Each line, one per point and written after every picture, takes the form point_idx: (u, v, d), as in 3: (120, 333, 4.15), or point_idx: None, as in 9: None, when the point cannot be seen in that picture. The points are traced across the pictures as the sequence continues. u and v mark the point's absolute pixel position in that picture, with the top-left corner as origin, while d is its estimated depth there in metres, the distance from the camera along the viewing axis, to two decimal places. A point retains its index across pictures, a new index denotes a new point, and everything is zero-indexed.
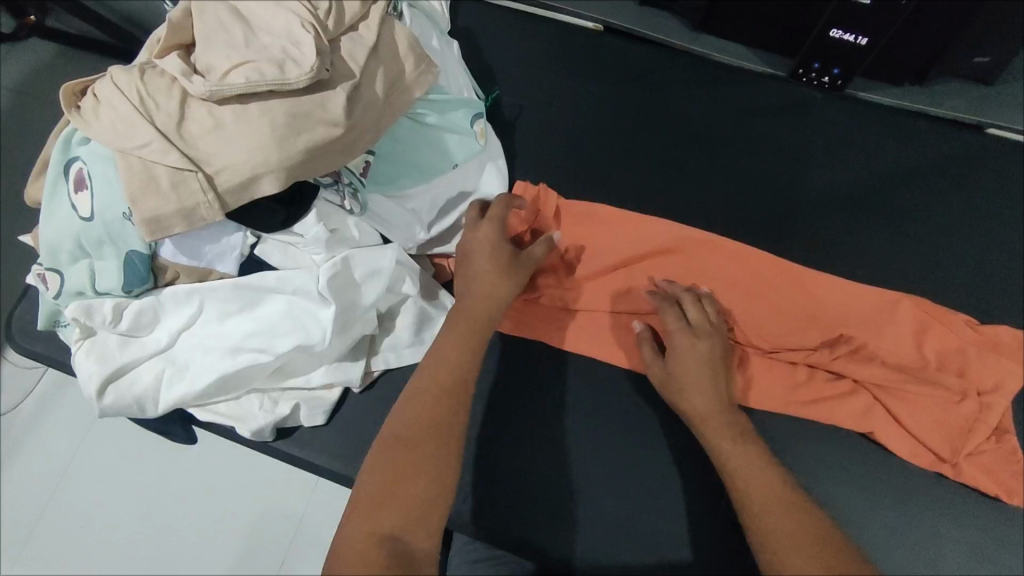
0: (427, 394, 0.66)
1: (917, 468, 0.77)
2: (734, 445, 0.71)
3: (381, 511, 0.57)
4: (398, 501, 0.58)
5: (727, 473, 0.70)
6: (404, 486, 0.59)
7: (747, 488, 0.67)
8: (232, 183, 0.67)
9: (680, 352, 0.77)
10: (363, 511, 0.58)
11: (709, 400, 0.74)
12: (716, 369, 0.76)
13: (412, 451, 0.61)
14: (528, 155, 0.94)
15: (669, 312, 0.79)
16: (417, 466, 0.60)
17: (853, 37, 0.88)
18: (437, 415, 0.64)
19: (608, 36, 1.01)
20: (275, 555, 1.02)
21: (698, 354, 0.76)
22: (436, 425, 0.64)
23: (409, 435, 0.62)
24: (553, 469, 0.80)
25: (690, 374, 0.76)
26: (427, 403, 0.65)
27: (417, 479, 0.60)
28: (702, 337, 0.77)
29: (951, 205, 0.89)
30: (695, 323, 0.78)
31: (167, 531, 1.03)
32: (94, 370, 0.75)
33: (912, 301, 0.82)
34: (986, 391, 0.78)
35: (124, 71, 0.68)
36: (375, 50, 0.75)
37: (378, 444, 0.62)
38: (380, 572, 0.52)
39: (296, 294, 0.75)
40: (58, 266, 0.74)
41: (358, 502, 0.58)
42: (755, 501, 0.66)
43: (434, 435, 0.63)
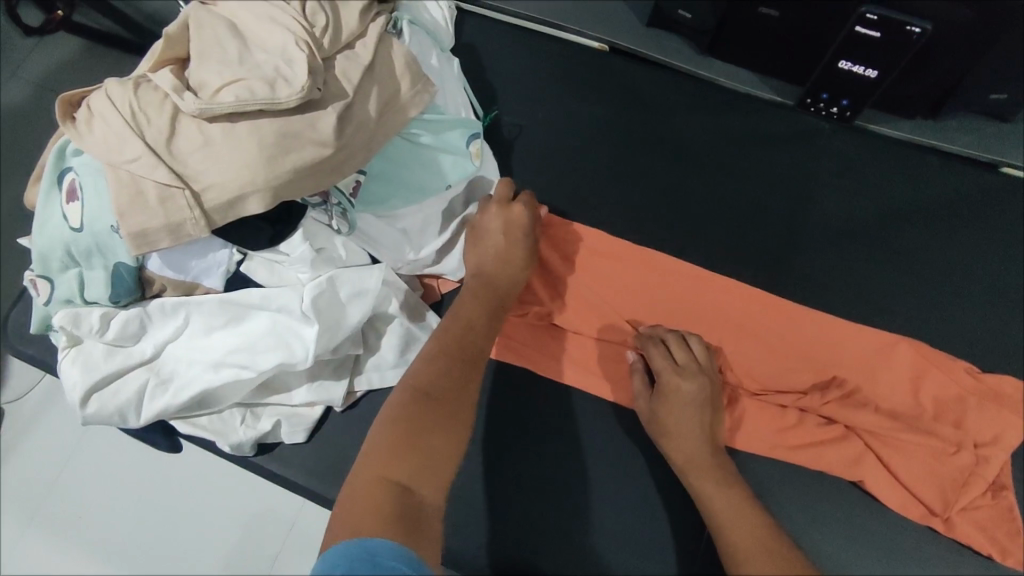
0: (448, 366, 0.68)
1: (908, 520, 0.75)
2: (711, 476, 0.71)
3: (398, 461, 0.58)
4: (415, 452, 0.59)
5: (702, 498, 0.71)
6: (426, 442, 0.60)
7: (719, 513, 0.68)
8: (219, 202, 0.67)
9: (666, 393, 0.75)
10: (378, 460, 0.58)
11: (696, 443, 0.73)
12: (702, 409, 0.74)
13: (430, 410, 0.63)
14: (524, 177, 0.93)
15: (654, 351, 0.78)
16: (434, 426, 0.62)
17: (862, 69, 0.86)
18: (457, 385, 0.67)
19: (612, 57, 0.99)
20: (262, 566, 1.03)
21: (684, 396, 0.74)
22: (456, 393, 0.66)
23: (430, 398, 0.64)
24: (531, 498, 0.80)
25: (674, 415, 0.74)
26: (448, 374, 0.67)
27: (437, 439, 0.61)
28: (688, 378, 0.75)
29: (959, 247, 0.87)
30: (683, 363, 0.77)
31: (154, 536, 1.04)
32: (78, 378, 0.75)
33: (910, 344, 0.80)
34: (984, 443, 0.76)
35: (118, 83, 0.68)
36: (370, 69, 0.74)
37: (393, 402, 0.63)
38: (389, 515, 0.53)
39: (280, 312, 0.75)
40: (49, 273, 0.75)
41: (372, 454, 0.59)
42: (729, 528, 0.67)
43: (449, 404, 0.64)
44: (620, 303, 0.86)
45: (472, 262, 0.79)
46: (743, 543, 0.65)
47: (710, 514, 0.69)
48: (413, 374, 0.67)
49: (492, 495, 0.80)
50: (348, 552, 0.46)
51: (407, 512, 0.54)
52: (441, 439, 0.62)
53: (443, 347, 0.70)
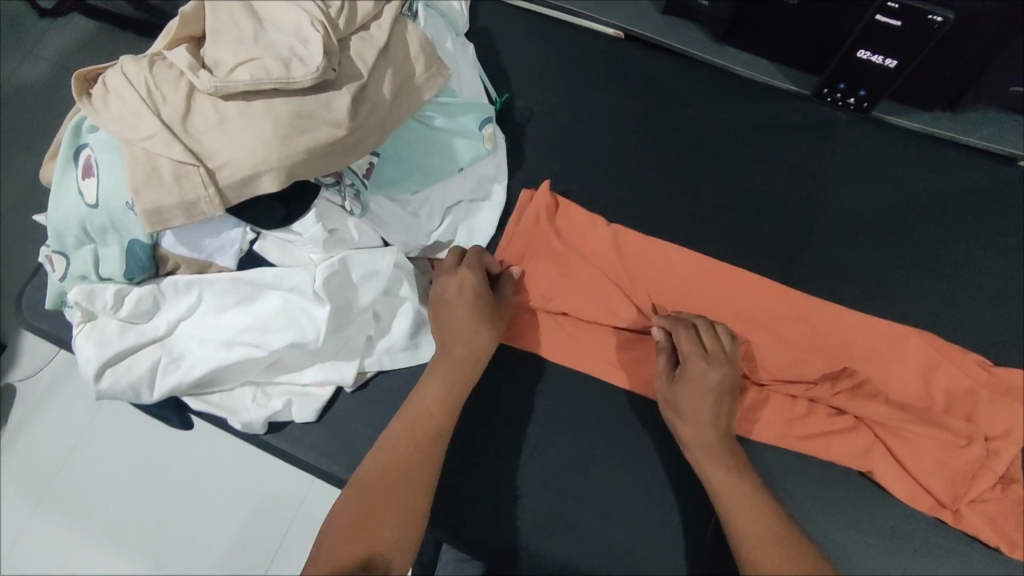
0: (406, 447, 0.69)
1: (916, 512, 0.75)
2: (721, 463, 0.71)
3: (353, 549, 0.62)
4: (369, 540, 0.63)
5: (712, 485, 0.71)
6: (377, 530, 0.63)
7: (727, 502, 0.68)
8: (233, 179, 0.67)
9: (690, 378, 0.74)
10: (337, 547, 0.62)
11: (710, 430, 0.72)
12: (723, 397, 0.74)
13: (388, 496, 0.66)
14: (535, 162, 0.93)
15: (684, 334, 0.77)
16: (388, 512, 0.65)
17: (881, 59, 0.85)
18: (409, 470, 0.68)
19: (627, 44, 0.99)
20: (261, 559, 1.05)
21: (708, 382, 0.73)
22: (414, 474, 0.68)
23: (385, 482, 0.67)
24: (539, 482, 0.80)
25: (694, 402, 0.73)
26: (401, 458, 0.69)
27: (388, 524, 0.64)
28: (714, 365, 0.74)
29: (973, 240, 0.86)
30: (710, 349, 0.75)
31: (165, 517, 1.06)
32: (92, 354, 0.76)
33: (921, 337, 0.79)
34: (994, 435, 0.75)
35: (134, 60, 0.69)
36: (385, 50, 0.74)
37: (355, 486, 0.67)
38: None
39: (292, 291, 0.75)
40: (65, 249, 0.76)
41: (330, 541, 0.63)
42: (737, 517, 0.67)
43: (407, 486, 0.67)
44: (611, 291, 0.84)
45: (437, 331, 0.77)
46: (753, 544, 0.65)
47: (718, 501, 0.70)
48: (377, 454, 0.70)
49: (500, 480, 0.80)
50: None
51: None
52: (395, 524, 0.65)
53: (403, 430, 0.71)
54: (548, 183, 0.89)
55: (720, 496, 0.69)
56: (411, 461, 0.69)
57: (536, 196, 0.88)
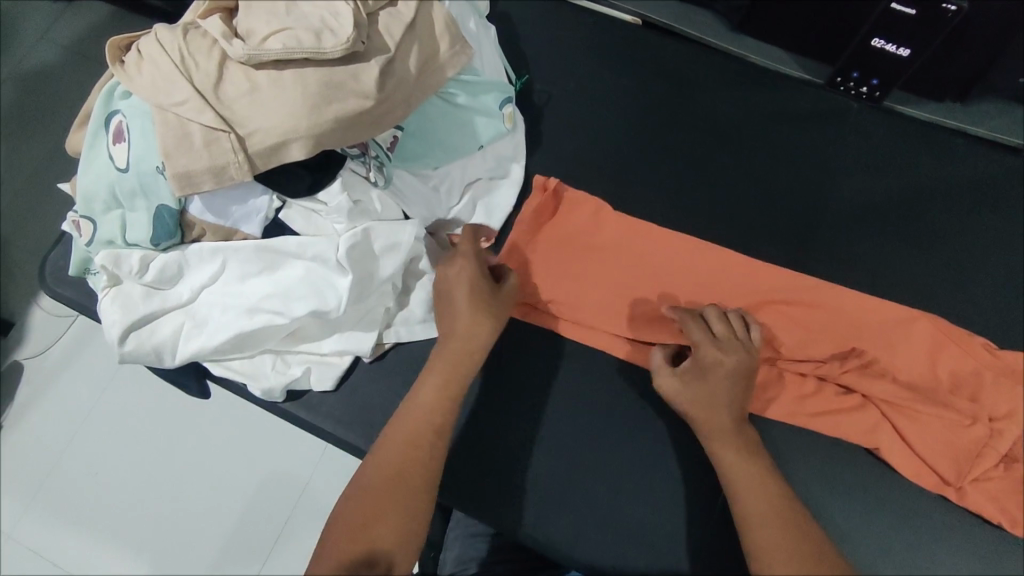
0: (405, 441, 0.69)
1: (922, 490, 0.76)
2: (731, 447, 0.71)
3: (354, 551, 0.61)
4: (371, 539, 0.62)
5: (721, 470, 0.71)
6: (377, 529, 0.63)
7: (735, 493, 0.69)
8: (263, 147, 0.69)
9: (703, 367, 0.74)
10: (337, 550, 0.62)
11: (721, 416, 0.72)
12: (739, 384, 0.74)
13: (388, 493, 0.65)
14: (552, 144, 0.95)
15: (694, 325, 0.77)
16: (389, 510, 0.64)
17: (894, 48, 0.87)
18: (409, 463, 0.67)
19: (645, 30, 1.01)
20: (263, 543, 1.07)
21: (722, 370, 0.73)
22: (413, 470, 0.67)
23: (383, 481, 0.66)
24: (551, 455, 0.82)
25: (706, 388, 0.73)
26: (399, 458, 0.67)
27: (389, 522, 0.64)
28: (730, 354, 0.74)
29: (980, 228, 0.88)
30: (722, 337, 0.76)
31: (178, 488, 1.09)
32: (117, 318, 0.77)
33: (929, 320, 0.81)
34: (998, 417, 0.77)
35: (168, 29, 0.70)
36: (412, 26, 0.75)
37: (354, 486, 0.66)
38: None
39: (314, 261, 0.77)
40: (93, 214, 0.77)
41: (331, 542, 0.63)
42: (746, 501, 0.68)
43: (407, 480, 0.66)
44: (617, 282, 0.87)
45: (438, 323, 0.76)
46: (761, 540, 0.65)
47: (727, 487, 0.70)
48: (376, 451, 0.69)
49: (513, 452, 0.82)
50: None
51: None
52: (396, 521, 0.64)
53: (402, 422, 0.70)
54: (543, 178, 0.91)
55: (731, 485, 0.69)
56: (411, 454, 0.68)
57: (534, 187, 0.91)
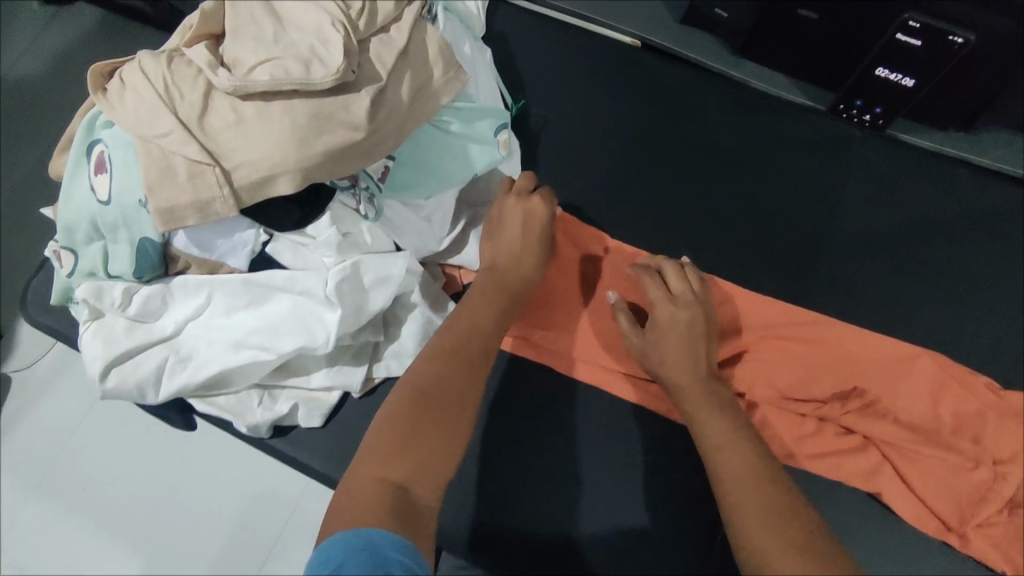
0: (451, 361, 0.67)
1: (923, 534, 0.75)
2: (703, 400, 0.72)
3: (398, 458, 0.58)
4: (416, 448, 0.59)
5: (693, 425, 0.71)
6: (423, 437, 0.60)
7: (709, 439, 0.68)
8: (249, 180, 0.66)
9: (660, 323, 0.76)
10: (379, 456, 0.58)
11: (685, 369, 0.74)
12: (696, 335, 0.75)
13: (434, 407, 0.63)
14: (548, 170, 0.93)
15: (649, 282, 0.79)
16: (434, 423, 0.62)
17: (899, 77, 0.85)
18: (456, 379, 0.66)
19: (644, 53, 0.98)
20: (257, 563, 1.04)
21: (676, 323, 0.76)
22: (457, 388, 0.66)
23: (429, 395, 0.64)
24: (547, 491, 0.80)
25: (666, 346, 0.75)
26: (445, 373, 0.66)
27: (434, 434, 0.61)
28: (681, 306, 0.76)
29: (983, 261, 0.87)
30: (676, 293, 0.78)
31: (174, 505, 1.05)
32: (98, 352, 0.75)
33: (932, 357, 0.79)
34: (1003, 460, 0.75)
35: (152, 57, 0.68)
36: (404, 53, 0.73)
37: (396, 398, 0.63)
38: (386, 514, 0.53)
39: (303, 295, 0.74)
40: (74, 245, 0.75)
41: (369, 450, 0.59)
42: (721, 450, 0.66)
43: (452, 396, 0.65)
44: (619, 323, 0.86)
45: (486, 255, 0.79)
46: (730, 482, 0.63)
47: (700, 436, 0.69)
48: (417, 372, 0.66)
49: (505, 487, 0.80)
50: (346, 540, 0.48)
51: (406, 514, 0.54)
52: (440, 437, 0.61)
53: (448, 343, 0.69)
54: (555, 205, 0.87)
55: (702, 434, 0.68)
56: (455, 373, 0.67)
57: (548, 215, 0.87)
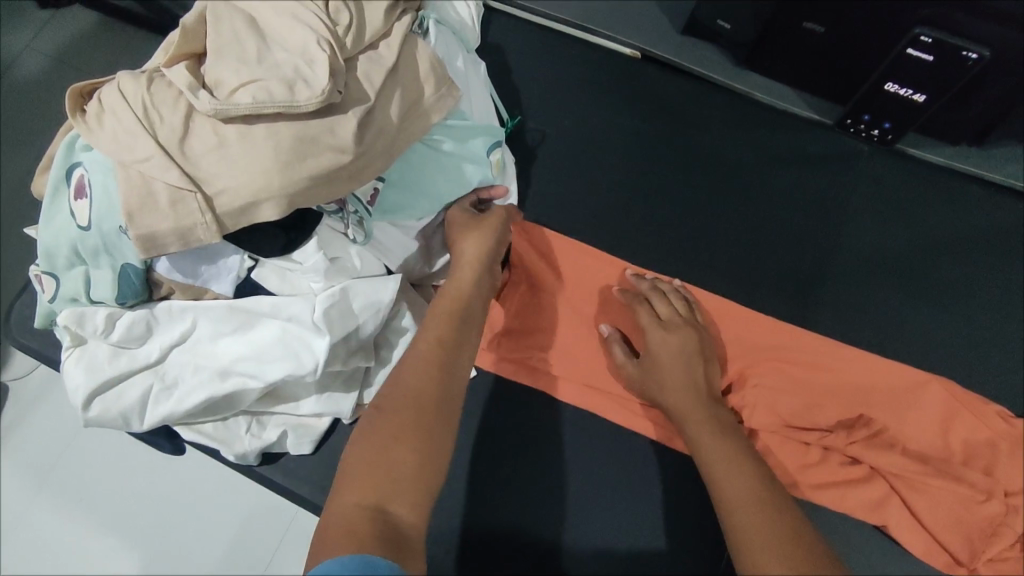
0: (419, 367, 0.65)
1: (933, 568, 0.72)
2: (708, 425, 0.71)
3: (374, 482, 0.56)
4: (389, 466, 0.57)
5: (694, 450, 0.70)
6: (394, 452, 0.58)
7: (710, 466, 0.67)
8: (232, 207, 0.64)
9: (653, 350, 0.76)
10: (355, 482, 0.56)
11: (683, 395, 0.73)
12: (691, 360, 0.75)
13: (405, 419, 0.60)
14: (545, 187, 0.90)
15: (640, 309, 0.79)
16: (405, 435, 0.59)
17: (909, 92, 0.82)
18: (427, 386, 0.63)
19: (644, 65, 0.96)
20: None
21: (668, 349, 0.75)
22: (427, 393, 0.63)
23: (398, 406, 0.61)
24: (544, 520, 0.77)
25: (661, 375, 0.75)
26: (415, 383, 0.63)
27: (406, 448, 0.58)
28: (672, 331, 0.76)
29: (995, 281, 0.84)
30: (666, 318, 0.77)
31: (164, 527, 1.02)
32: (81, 381, 0.73)
33: (940, 383, 0.77)
34: (1015, 491, 0.72)
35: (132, 79, 0.65)
36: (394, 71, 0.70)
37: (368, 418, 0.61)
38: (372, 540, 0.51)
39: (290, 321, 0.71)
40: (55, 270, 0.73)
41: (346, 476, 0.57)
42: (720, 477, 0.65)
43: (422, 404, 0.62)
44: None
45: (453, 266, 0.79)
46: (735, 511, 0.62)
47: (702, 462, 0.68)
48: (387, 386, 0.64)
49: (500, 517, 0.77)
50: (351, 564, 0.47)
51: (389, 536, 0.52)
52: (413, 448, 0.59)
53: (416, 351, 0.66)
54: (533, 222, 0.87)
55: (705, 460, 0.68)
56: (425, 379, 0.64)
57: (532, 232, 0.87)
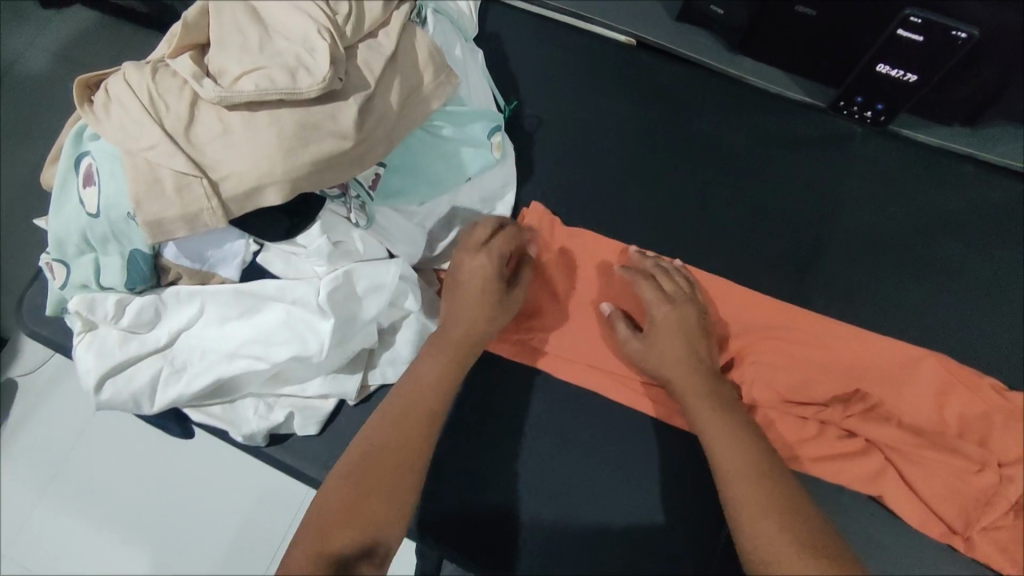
0: (400, 423, 0.68)
1: (927, 537, 0.74)
2: (710, 396, 0.72)
3: (341, 531, 0.60)
4: (357, 518, 0.61)
5: (696, 421, 0.71)
6: (365, 506, 0.62)
7: (712, 437, 0.69)
8: (236, 191, 0.65)
9: (657, 324, 0.77)
10: (323, 527, 0.60)
11: (687, 368, 0.74)
12: (693, 334, 0.76)
13: (381, 475, 0.64)
14: (543, 172, 0.92)
15: (642, 283, 0.80)
16: (379, 492, 0.63)
17: (900, 73, 0.83)
18: (407, 444, 0.67)
19: (640, 51, 0.97)
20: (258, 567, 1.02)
21: (672, 323, 0.76)
22: (404, 453, 0.66)
23: (376, 461, 0.65)
24: (547, 495, 0.79)
25: (664, 347, 0.76)
26: (395, 437, 0.67)
27: (378, 505, 0.63)
28: (675, 307, 0.77)
29: (989, 258, 0.85)
30: (670, 294, 0.79)
31: (176, 513, 1.04)
32: (91, 364, 0.75)
33: (936, 358, 0.78)
34: (1008, 462, 0.74)
35: (137, 69, 0.67)
36: (393, 59, 0.72)
37: (346, 464, 0.65)
38: None
39: (295, 304, 0.74)
40: (65, 258, 0.75)
41: (316, 519, 0.61)
42: (720, 447, 0.67)
43: (400, 462, 0.66)
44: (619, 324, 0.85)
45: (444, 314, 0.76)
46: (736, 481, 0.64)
47: (702, 433, 0.70)
48: (368, 435, 0.67)
49: (504, 493, 0.79)
50: None
51: None
52: (384, 506, 0.63)
53: (399, 402, 0.69)
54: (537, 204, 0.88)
55: (706, 431, 0.69)
56: (407, 436, 0.67)
57: (534, 213, 0.88)
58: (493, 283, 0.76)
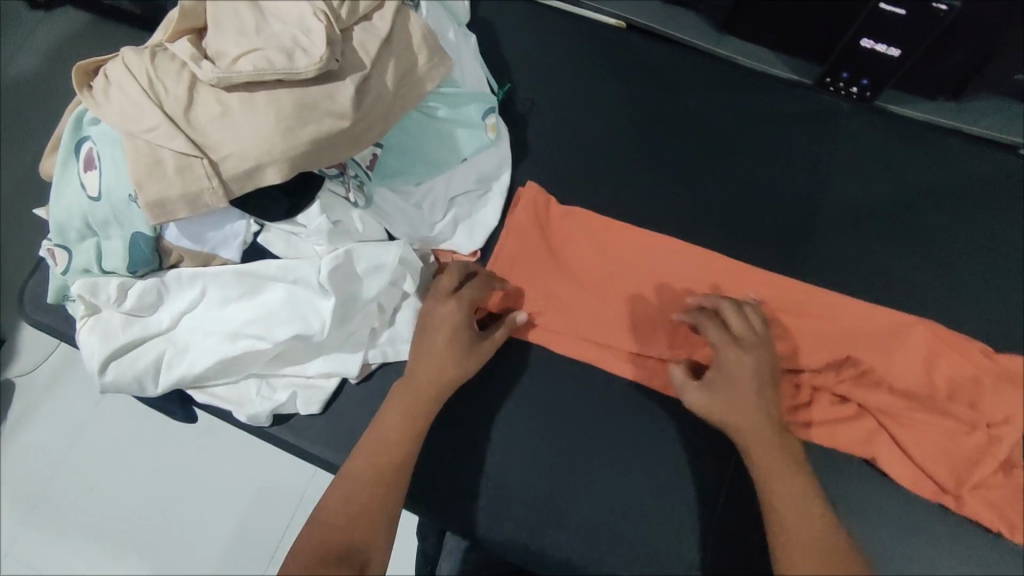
0: (397, 415, 0.74)
1: (920, 497, 0.76)
2: (777, 447, 0.70)
3: (346, 521, 0.68)
4: (358, 509, 0.69)
5: (760, 470, 0.70)
6: (366, 498, 0.70)
7: (774, 490, 0.69)
8: (237, 171, 0.67)
9: (727, 368, 0.73)
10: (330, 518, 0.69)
11: (758, 419, 0.71)
12: (764, 380, 0.73)
13: (379, 469, 0.71)
14: (538, 153, 0.93)
15: (709, 324, 0.76)
16: (377, 483, 0.70)
17: (885, 47, 0.85)
18: (403, 438, 0.73)
19: (629, 34, 0.99)
20: (261, 554, 1.02)
21: (746, 370, 0.72)
22: (400, 444, 0.73)
23: (376, 456, 0.72)
24: (547, 468, 0.81)
25: (736, 395, 0.72)
26: (392, 431, 0.73)
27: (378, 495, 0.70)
28: (750, 353, 0.73)
29: (975, 227, 0.87)
30: (741, 336, 0.74)
31: (179, 501, 1.05)
32: (95, 347, 0.76)
33: (926, 325, 0.80)
34: (997, 422, 0.76)
35: (136, 54, 0.68)
36: (388, 41, 0.73)
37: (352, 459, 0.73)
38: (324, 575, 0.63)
39: (296, 283, 0.75)
40: (67, 243, 0.76)
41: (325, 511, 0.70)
42: (779, 498, 0.68)
43: (396, 455, 0.72)
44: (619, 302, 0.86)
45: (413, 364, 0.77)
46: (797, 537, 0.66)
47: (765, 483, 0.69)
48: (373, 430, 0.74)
49: (505, 466, 0.81)
50: None
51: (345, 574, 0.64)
52: (383, 495, 0.70)
53: (397, 398, 0.75)
54: (533, 182, 0.90)
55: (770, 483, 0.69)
56: (401, 429, 0.73)
57: (528, 194, 0.90)
58: (460, 332, 0.76)
